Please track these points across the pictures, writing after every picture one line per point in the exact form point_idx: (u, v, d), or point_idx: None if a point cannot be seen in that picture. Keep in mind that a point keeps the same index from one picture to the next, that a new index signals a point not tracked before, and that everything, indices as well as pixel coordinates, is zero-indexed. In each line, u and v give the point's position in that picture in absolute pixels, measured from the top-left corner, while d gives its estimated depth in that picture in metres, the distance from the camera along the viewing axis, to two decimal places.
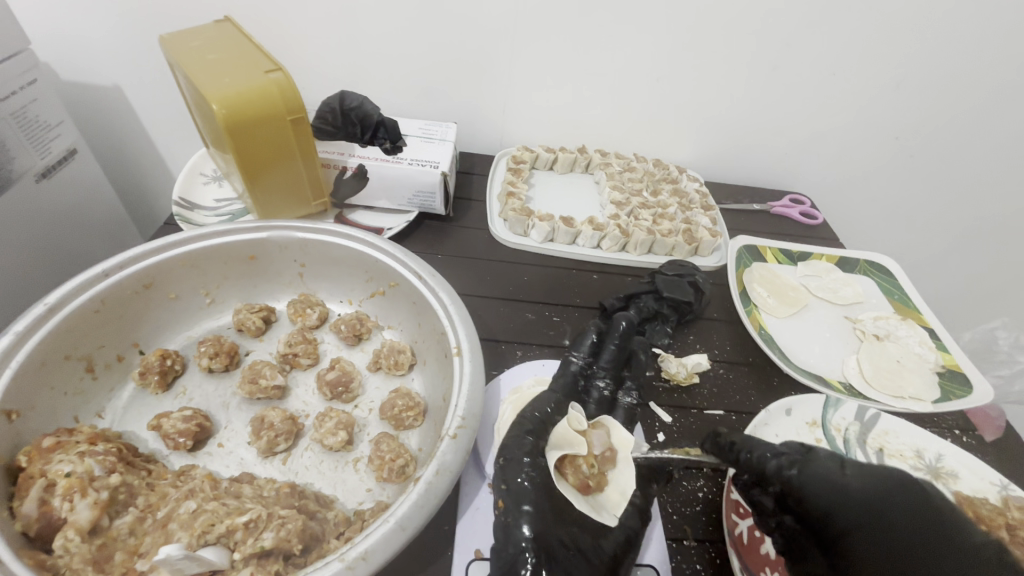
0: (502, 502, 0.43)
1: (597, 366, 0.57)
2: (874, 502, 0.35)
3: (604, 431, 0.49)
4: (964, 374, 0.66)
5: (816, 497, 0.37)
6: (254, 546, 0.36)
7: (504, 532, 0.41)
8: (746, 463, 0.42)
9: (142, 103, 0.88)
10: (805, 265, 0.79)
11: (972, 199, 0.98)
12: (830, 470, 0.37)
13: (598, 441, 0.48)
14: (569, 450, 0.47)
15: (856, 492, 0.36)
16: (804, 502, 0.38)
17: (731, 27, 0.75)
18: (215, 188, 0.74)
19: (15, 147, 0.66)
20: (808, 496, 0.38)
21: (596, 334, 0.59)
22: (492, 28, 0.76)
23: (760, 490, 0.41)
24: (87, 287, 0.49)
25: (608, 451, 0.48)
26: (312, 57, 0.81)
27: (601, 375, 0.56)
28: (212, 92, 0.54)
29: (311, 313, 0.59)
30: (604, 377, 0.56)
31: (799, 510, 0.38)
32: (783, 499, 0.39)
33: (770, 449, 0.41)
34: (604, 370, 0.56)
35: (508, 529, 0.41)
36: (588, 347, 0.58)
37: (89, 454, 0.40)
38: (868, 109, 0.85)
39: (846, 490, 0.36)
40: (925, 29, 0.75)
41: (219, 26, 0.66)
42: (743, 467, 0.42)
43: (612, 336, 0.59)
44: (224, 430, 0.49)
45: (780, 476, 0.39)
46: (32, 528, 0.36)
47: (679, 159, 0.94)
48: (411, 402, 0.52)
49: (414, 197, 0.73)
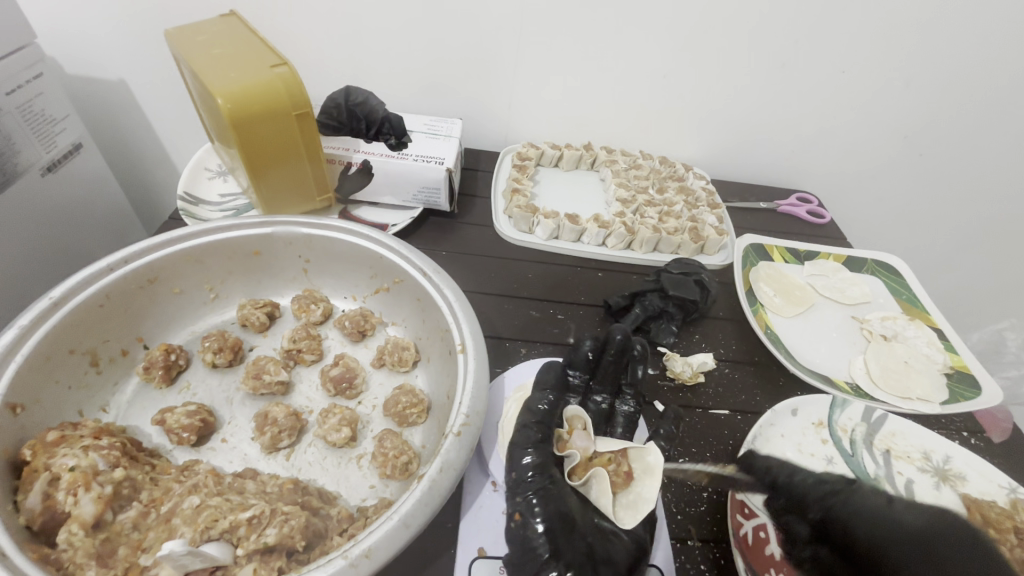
0: (517, 513, 0.40)
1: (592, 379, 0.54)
2: (922, 534, 0.33)
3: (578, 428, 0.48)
4: (973, 375, 0.65)
5: (856, 522, 0.35)
6: (257, 543, 0.36)
7: (520, 542, 0.39)
8: (784, 489, 0.43)
9: (147, 98, 0.88)
10: (812, 264, 0.79)
11: (982, 199, 0.97)
12: (874, 502, 0.36)
13: (581, 442, 0.47)
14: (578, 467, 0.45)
15: (907, 522, 0.34)
16: (838, 529, 0.36)
17: (741, 23, 0.74)
18: (220, 183, 0.74)
19: (21, 141, 0.66)
20: (845, 520, 0.36)
21: (592, 342, 0.55)
22: (498, 24, 0.76)
23: (799, 518, 0.40)
24: (92, 282, 0.49)
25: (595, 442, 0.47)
26: (317, 52, 0.81)
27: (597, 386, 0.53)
28: (217, 87, 0.53)
29: (315, 309, 0.59)
30: (601, 391, 0.53)
31: (832, 540, 0.36)
32: (817, 529, 0.38)
33: (813, 476, 0.41)
34: (601, 384, 0.53)
35: (522, 536, 0.39)
36: (579, 360, 0.54)
37: (93, 449, 0.40)
38: (876, 107, 0.84)
39: (893, 522, 0.34)
40: (936, 26, 0.74)
41: (224, 21, 0.65)
42: (779, 491, 0.43)
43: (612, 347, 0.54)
44: (228, 425, 0.49)
45: (822, 502, 0.39)
46: (36, 522, 0.36)
47: (685, 156, 0.94)
48: (415, 400, 0.51)
49: (419, 193, 0.73)
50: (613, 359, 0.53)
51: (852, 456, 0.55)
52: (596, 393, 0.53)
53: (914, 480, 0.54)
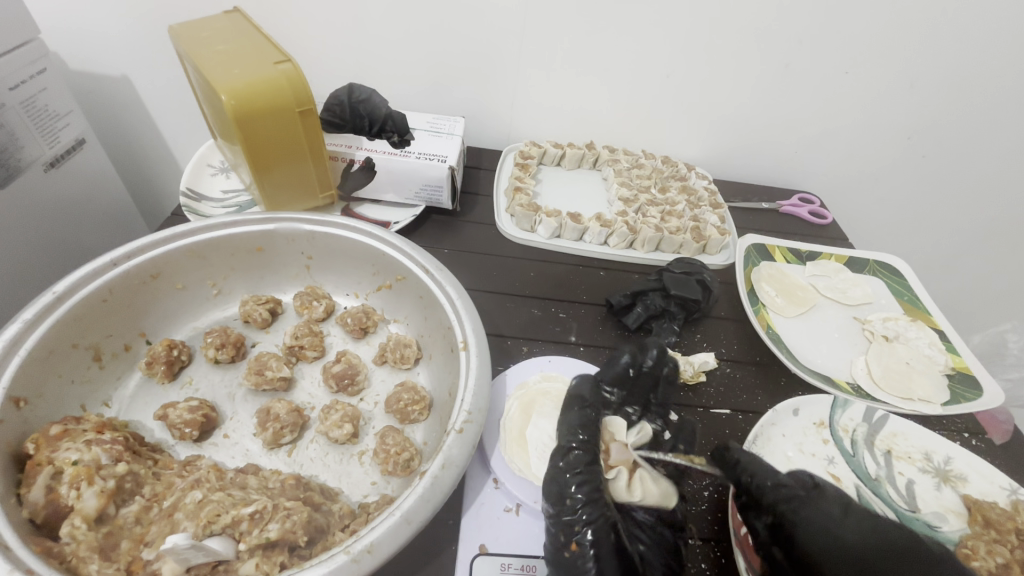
0: (574, 544, 0.40)
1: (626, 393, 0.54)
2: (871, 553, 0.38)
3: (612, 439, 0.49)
4: (974, 376, 0.65)
5: (812, 539, 0.39)
6: (259, 537, 0.36)
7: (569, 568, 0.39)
8: (745, 483, 0.44)
9: (149, 94, 0.88)
10: (814, 264, 0.79)
11: (984, 200, 0.97)
12: (829, 516, 0.40)
13: (620, 454, 0.48)
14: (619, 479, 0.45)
15: (850, 541, 0.39)
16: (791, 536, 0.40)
17: (744, 23, 0.74)
18: (222, 180, 0.74)
19: (23, 136, 0.66)
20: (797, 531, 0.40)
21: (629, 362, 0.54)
22: (501, 22, 0.76)
23: (756, 517, 0.43)
24: (96, 277, 0.49)
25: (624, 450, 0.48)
26: (320, 49, 0.80)
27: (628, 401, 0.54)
28: (221, 83, 0.53)
29: (317, 306, 0.59)
30: (633, 407, 0.54)
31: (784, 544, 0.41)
32: (771, 530, 0.42)
33: (773, 478, 0.43)
34: (633, 397, 0.54)
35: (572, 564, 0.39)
36: (615, 376, 0.54)
37: (95, 443, 0.40)
38: (880, 107, 0.84)
39: (841, 542, 0.39)
40: (940, 27, 0.74)
41: (228, 17, 0.65)
42: (739, 484, 0.44)
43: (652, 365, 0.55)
44: (230, 421, 0.49)
45: (775, 508, 0.42)
46: (39, 515, 0.36)
47: (688, 156, 0.94)
48: (417, 397, 0.51)
49: (421, 190, 0.73)
50: (650, 374, 0.55)
51: (853, 457, 0.55)
52: (627, 406, 0.54)
53: (915, 480, 0.54)
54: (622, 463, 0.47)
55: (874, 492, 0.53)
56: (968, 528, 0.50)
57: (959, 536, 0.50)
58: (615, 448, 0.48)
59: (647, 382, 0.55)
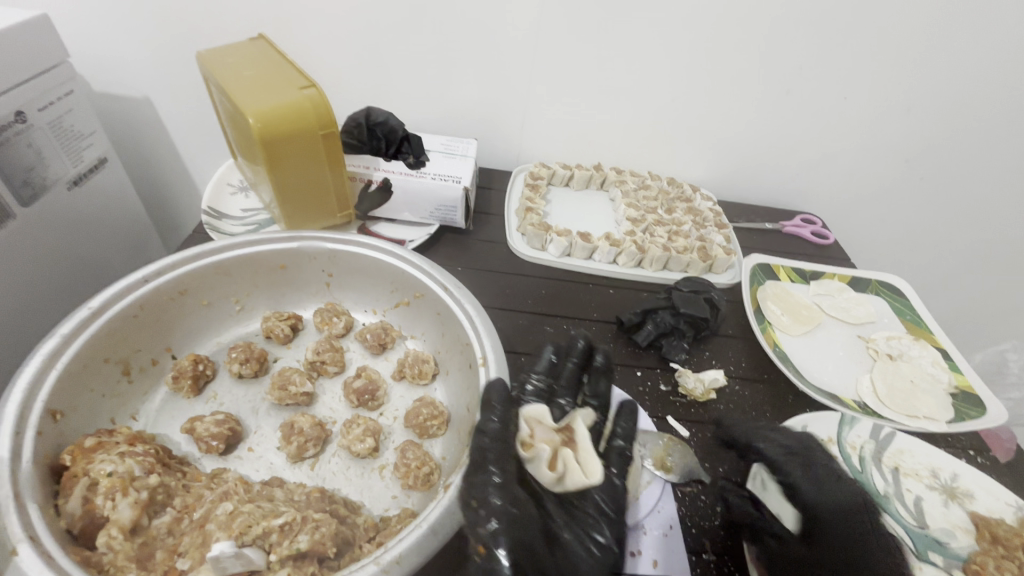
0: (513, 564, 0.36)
1: (556, 385, 0.55)
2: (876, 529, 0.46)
3: (532, 423, 0.48)
4: (978, 395, 0.66)
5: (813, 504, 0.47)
6: (289, 548, 0.37)
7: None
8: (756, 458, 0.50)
9: (169, 115, 0.90)
10: (818, 284, 0.81)
11: (982, 222, 1.00)
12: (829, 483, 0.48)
13: (543, 434, 0.47)
14: (542, 462, 0.44)
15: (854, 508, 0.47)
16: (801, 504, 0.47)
17: (747, 51, 0.78)
18: (242, 199, 0.76)
19: (50, 156, 0.68)
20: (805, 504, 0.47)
21: (551, 352, 0.58)
22: (514, 48, 0.79)
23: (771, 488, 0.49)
24: (128, 293, 0.50)
25: (546, 429, 0.47)
26: (338, 74, 0.83)
27: (562, 393, 0.54)
28: (249, 106, 0.56)
29: (337, 322, 0.61)
30: (563, 395, 0.54)
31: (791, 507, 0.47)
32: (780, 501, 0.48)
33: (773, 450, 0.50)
34: (563, 389, 0.54)
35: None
36: (543, 368, 0.56)
37: (129, 454, 0.41)
38: (878, 132, 0.87)
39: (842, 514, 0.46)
40: (934, 57, 0.77)
41: (252, 44, 0.68)
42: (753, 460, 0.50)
43: (569, 354, 0.58)
44: (254, 435, 0.50)
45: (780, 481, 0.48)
46: (77, 525, 0.37)
47: (692, 177, 0.96)
48: (436, 411, 0.53)
49: (436, 210, 0.75)
50: (577, 363, 0.57)
51: (862, 473, 0.56)
52: (560, 398, 0.53)
53: (922, 497, 0.55)
54: (549, 445, 0.46)
55: (884, 508, 0.54)
56: (976, 544, 0.51)
57: (967, 552, 0.51)
58: (539, 430, 0.47)
59: (574, 373, 0.56)
